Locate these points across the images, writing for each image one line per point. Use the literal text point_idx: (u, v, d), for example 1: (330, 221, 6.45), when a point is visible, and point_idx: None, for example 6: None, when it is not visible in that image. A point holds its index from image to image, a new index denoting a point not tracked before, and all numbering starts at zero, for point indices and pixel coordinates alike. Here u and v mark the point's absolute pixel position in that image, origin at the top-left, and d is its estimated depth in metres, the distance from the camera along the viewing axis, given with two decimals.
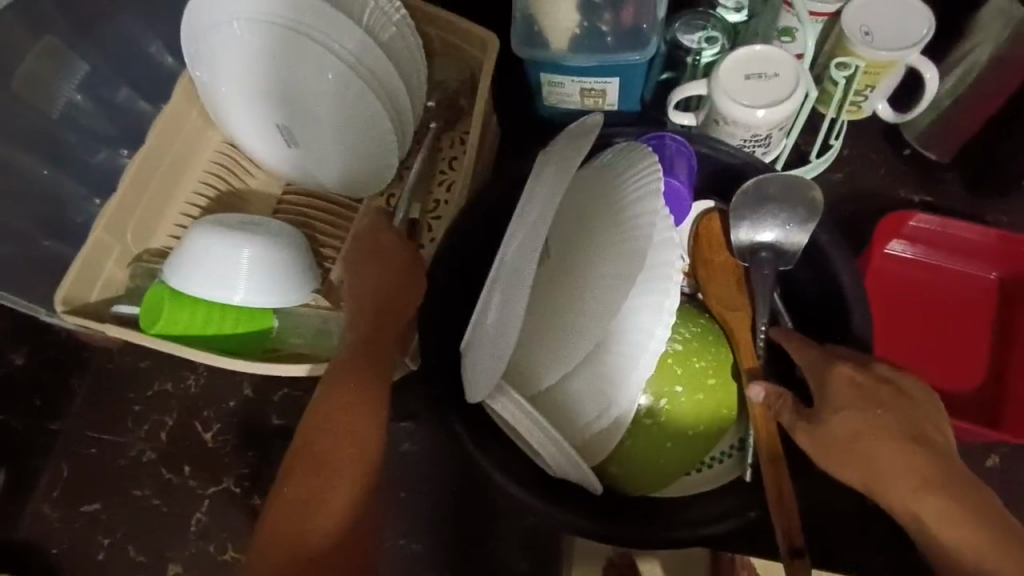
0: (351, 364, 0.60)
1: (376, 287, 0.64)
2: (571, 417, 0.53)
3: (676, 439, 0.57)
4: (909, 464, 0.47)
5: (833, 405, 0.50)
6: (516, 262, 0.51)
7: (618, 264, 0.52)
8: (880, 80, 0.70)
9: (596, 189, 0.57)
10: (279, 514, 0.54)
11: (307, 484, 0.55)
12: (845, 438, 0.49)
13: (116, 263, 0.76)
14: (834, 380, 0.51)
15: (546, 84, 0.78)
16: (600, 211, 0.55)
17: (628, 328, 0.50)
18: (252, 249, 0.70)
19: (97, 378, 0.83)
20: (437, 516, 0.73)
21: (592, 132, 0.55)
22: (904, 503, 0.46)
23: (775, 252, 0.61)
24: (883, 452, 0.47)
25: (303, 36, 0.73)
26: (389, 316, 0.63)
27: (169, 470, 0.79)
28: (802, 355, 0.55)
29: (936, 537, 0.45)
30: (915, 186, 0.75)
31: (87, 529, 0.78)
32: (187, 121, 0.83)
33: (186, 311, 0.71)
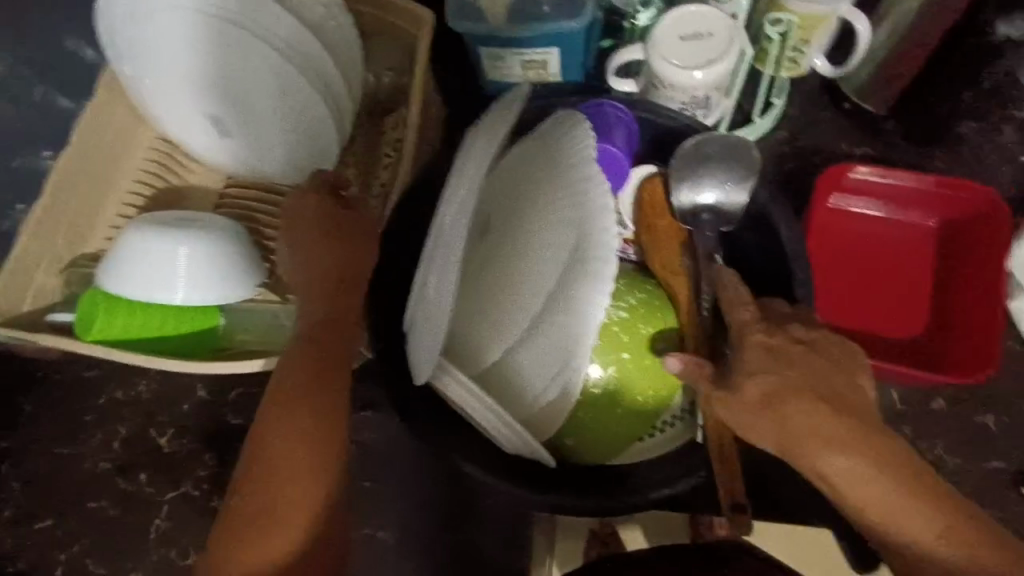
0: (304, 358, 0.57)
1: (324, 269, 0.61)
2: (518, 390, 0.54)
3: (627, 405, 0.58)
4: (820, 427, 0.47)
5: (746, 369, 0.50)
6: (448, 240, 0.51)
7: (554, 234, 0.52)
8: (813, 36, 0.69)
9: (532, 159, 0.56)
10: (246, 514, 0.53)
11: (277, 486, 0.53)
12: (757, 402, 0.49)
13: (46, 272, 0.73)
14: (746, 347, 0.51)
15: (484, 58, 0.76)
16: (535, 181, 0.55)
17: (566, 297, 0.50)
18: (188, 246, 0.68)
19: (42, 391, 0.80)
20: (404, 501, 0.73)
21: (517, 104, 0.55)
22: (812, 462, 0.47)
23: (715, 213, 0.61)
24: (793, 413, 0.48)
25: (228, 23, 0.71)
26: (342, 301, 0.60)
27: (125, 480, 0.77)
28: (736, 314, 0.54)
29: (840, 492, 0.47)
30: (856, 140, 0.76)
31: (43, 545, 0.76)
32: (114, 117, 0.79)
33: (123, 315, 0.69)
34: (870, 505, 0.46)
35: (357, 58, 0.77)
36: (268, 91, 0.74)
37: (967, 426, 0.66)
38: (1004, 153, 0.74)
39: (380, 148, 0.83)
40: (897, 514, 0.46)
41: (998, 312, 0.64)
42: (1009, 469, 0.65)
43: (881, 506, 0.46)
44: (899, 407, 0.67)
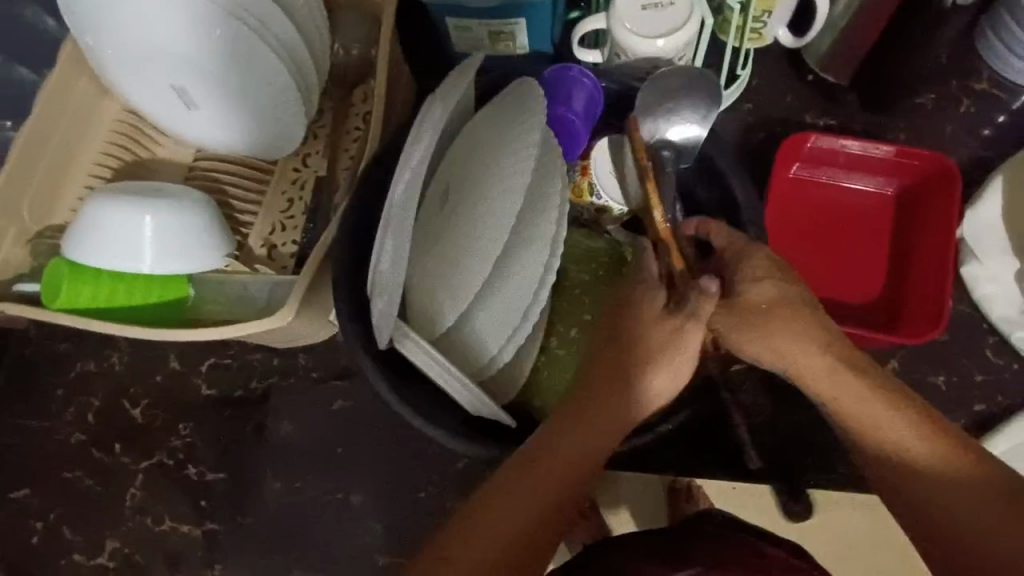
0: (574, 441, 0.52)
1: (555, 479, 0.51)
2: (472, 355, 0.57)
3: None
4: (806, 330, 0.52)
5: (750, 277, 0.53)
6: (402, 210, 0.54)
7: (495, 201, 0.53)
8: (776, 4, 0.70)
9: (483, 128, 0.58)
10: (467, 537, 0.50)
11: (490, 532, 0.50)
12: (755, 305, 0.52)
13: (12, 242, 0.73)
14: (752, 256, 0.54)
15: (453, 29, 0.77)
16: (484, 150, 0.56)
17: (517, 257, 0.55)
18: (154, 214, 0.68)
19: (15, 365, 0.81)
20: (374, 466, 0.74)
21: (467, 75, 0.57)
22: (796, 358, 0.52)
23: (674, 151, 0.64)
24: (789, 316, 0.52)
25: None
26: (546, 529, 0.50)
27: (99, 450, 0.78)
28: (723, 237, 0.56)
29: (819, 379, 0.52)
30: (819, 110, 0.77)
31: (19, 515, 0.77)
32: (78, 88, 0.78)
33: (89, 284, 0.69)
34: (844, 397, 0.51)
35: (322, 27, 0.77)
36: (229, 68, 0.71)
37: (917, 386, 0.69)
38: (962, 123, 0.76)
39: (350, 121, 0.83)
40: (865, 405, 0.50)
41: (948, 277, 0.65)
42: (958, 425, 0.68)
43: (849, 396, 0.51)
44: None
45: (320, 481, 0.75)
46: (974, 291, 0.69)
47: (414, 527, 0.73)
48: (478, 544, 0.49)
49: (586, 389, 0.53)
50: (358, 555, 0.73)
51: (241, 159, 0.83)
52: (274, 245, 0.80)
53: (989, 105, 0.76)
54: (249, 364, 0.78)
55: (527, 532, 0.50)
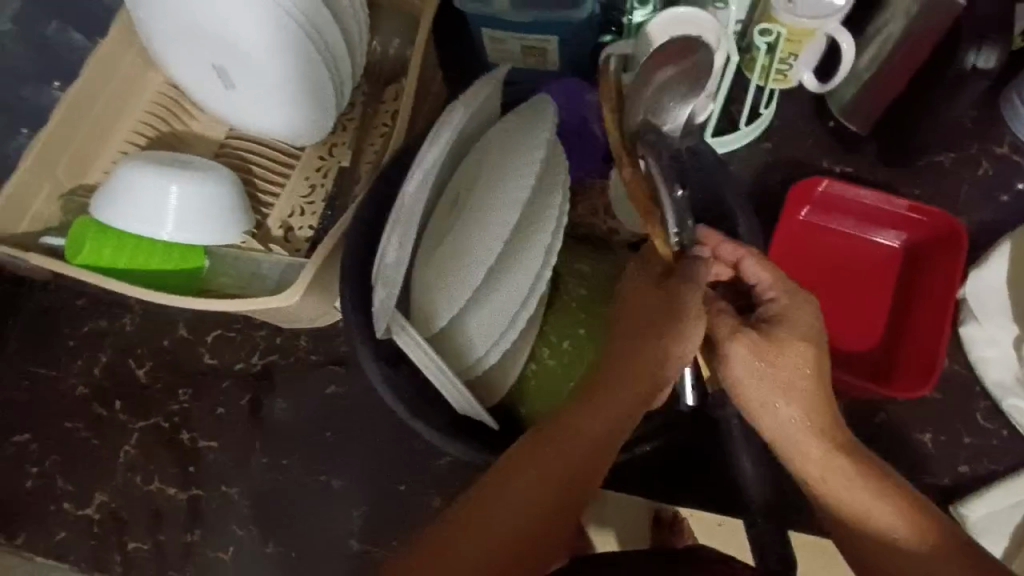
0: (572, 438, 0.53)
1: (541, 489, 0.52)
2: (461, 354, 0.58)
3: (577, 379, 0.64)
4: (803, 397, 0.52)
5: (788, 330, 0.52)
6: (411, 208, 0.57)
7: (496, 208, 0.55)
8: (802, 49, 0.71)
9: (499, 137, 0.60)
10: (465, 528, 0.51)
11: (491, 523, 0.51)
12: (788, 362, 0.51)
13: (46, 197, 0.76)
14: (795, 307, 0.53)
15: (487, 40, 0.80)
16: (495, 160, 0.59)
17: (514, 267, 0.57)
18: (180, 184, 0.71)
19: (33, 314, 0.84)
20: (360, 453, 0.76)
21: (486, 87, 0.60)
22: (793, 428, 0.52)
23: (659, 137, 0.55)
24: (808, 381, 0.52)
25: None
26: (541, 527, 0.52)
27: (101, 405, 0.81)
28: (765, 274, 0.54)
29: (806, 454, 0.52)
30: (836, 157, 0.78)
31: (17, 458, 0.79)
32: (125, 58, 0.82)
33: (111, 244, 0.72)
34: (828, 476, 0.52)
35: (363, 24, 0.80)
36: (267, 55, 0.74)
37: (904, 440, 0.69)
38: (978, 185, 0.77)
39: (378, 118, 0.85)
40: (843, 484, 0.51)
41: (946, 332, 0.67)
42: (940, 484, 0.68)
43: (827, 476, 0.52)
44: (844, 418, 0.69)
45: (307, 461, 0.76)
46: (970, 352, 0.69)
47: (391, 517, 0.74)
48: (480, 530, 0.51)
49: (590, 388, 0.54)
50: (335, 537, 0.74)
51: (271, 142, 0.86)
52: (291, 228, 0.83)
53: (1010, 171, 0.76)
54: (254, 339, 0.81)
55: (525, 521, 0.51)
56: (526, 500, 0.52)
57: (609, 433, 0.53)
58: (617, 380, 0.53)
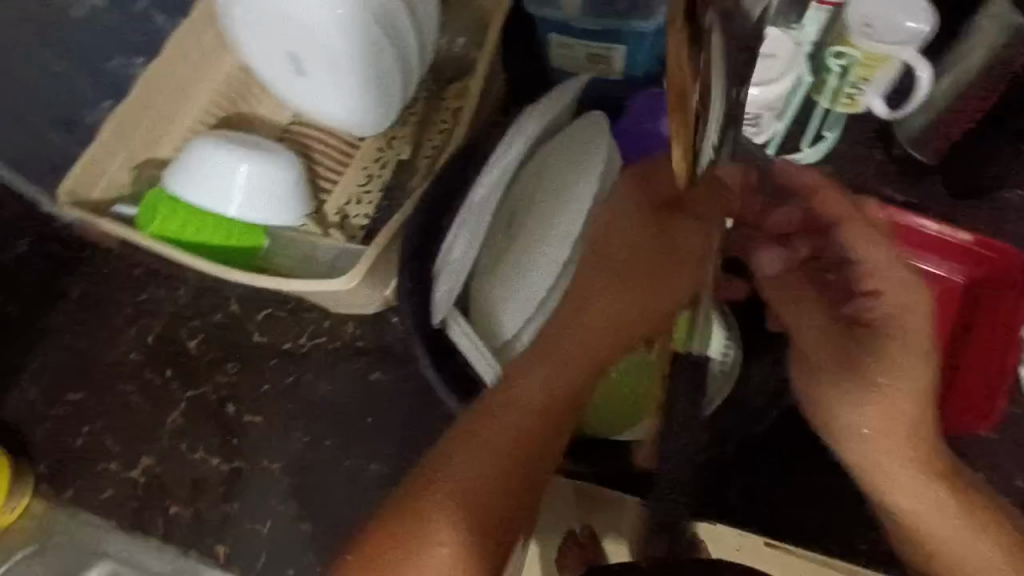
0: (551, 377, 0.50)
1: (517, 439, 0.49)
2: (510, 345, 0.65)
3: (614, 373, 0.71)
4: (891, 424, 0.52)
5: (887, 343, 0.53)
6: (479, 210, 0.62)
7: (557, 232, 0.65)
8: (875, 74, 0.70)
9: (555, 159, 0.67)
10: (428, 496, 0.47)
11: (458, 484, 0.47)
12: (884, 378, 0.52)
13: (119, 165, 0.79)
14: (901, 316, 0.53)
15: (554, 46, 0.81)
16: (554, 174, 0.67)
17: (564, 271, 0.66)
18: (248, 165, 0.73)
19: (91, 279, 0.86)
20: (401, 439, 0.78)
21: (556, 99, 0.65)
22: (879, 450, 0.53)
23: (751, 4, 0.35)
24: (907, 403, 0.52)
25: None
26: (520, 488, 0.48)
27: (152, 372, 0.83)
28: (868, 261, 0.54)
29: (891, 476, 0.53)
30: (897, 186, 0.78)
31: (69, 417, 0.82)
32: (202, 39, 0.84)
33: (179, 217, 0.74)
34: (911, 500, 0.53)
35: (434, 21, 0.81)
36: (340, 45, 0.76)
37: None
38: None
39: (438, 114, 0.87)
40: (929, 507, 0.52)
41: (1008, 369, 0.70)
42: None
43: (914, 500, 0.52)
44: None
45: (347, 443, 0.78)
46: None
47: None
48: (450, 492, 0.47)
49: (565, 318, 0.52)
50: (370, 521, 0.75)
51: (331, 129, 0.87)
52: (347, 215, 0.85)
53: None
54: (303, 321, 0.82)
55: (495, 484, 0.48)
56: (493, 463, 0.48)
57: (590, 370, 0.51)
58: (602, 317, 0.51)
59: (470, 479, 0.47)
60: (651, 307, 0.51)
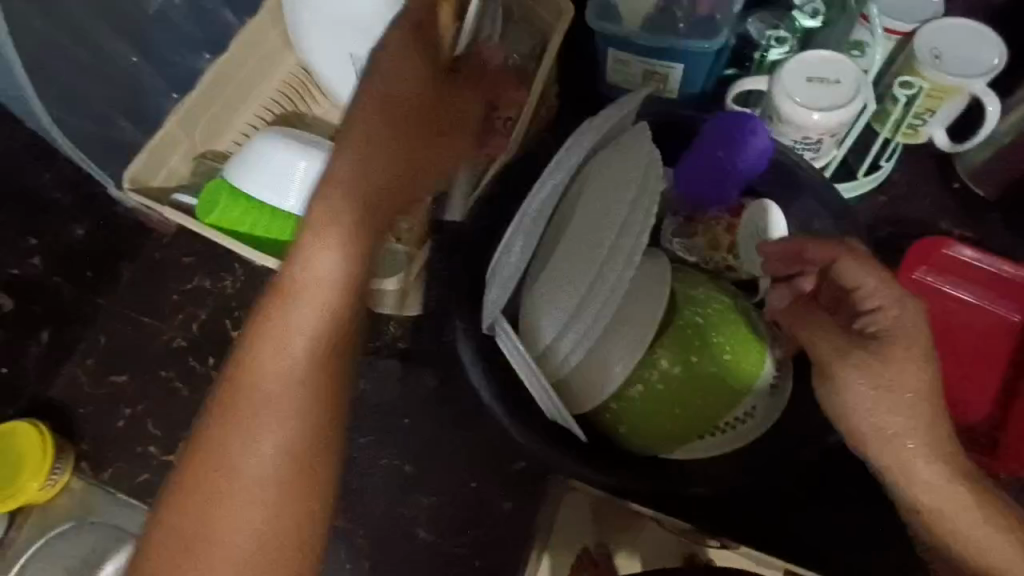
0: (322, 275, 0.48)
1: (297, 362, 0.49)
2: (551, 359, 0.57)
3: (685, 406, 0.59)
4: (937, 438, 0.50)
5: (891, 345, 0.51)
6: (530, 217, 0.57)
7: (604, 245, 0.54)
8: (940, 106, 0.70)
9: (614, 162, 0.57)
10: (196, 491, 0.47)
11: (204, 462, 0.48)
12: (906, 388, 0.51)
13: (181, 156, 0.80)
14: (905, 324, 0.52)
15: (611, 61, 0.80)
16: (607, 175, 0.57)
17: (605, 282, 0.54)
18: (308, 161, 0.74)
19: (143, 266, 0.88)
20: (435, 445, 0.77)
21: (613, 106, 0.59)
22: (911, 462, 0.50)
23: None
24: (926, 404, 0.50)
25: None
26: (286, 446, 0.48)
27: (195, 359, 0.84)
28: (869, 281, 0.53)
29: (926, 487, 0.50)
30: (958, 220, 0.76)
31: (112, 398, 0.83)
32: (268, 38, 0.86)
33: (238, 208, 0.75)
34: (948, 513, 0.50)
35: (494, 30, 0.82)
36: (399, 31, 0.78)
37: None
38: None
39: None
40: (966, 517, 0.49)
41: None
42: None
43: (953, 515, 0.49)
44: None
45: (381, 444, 0.77)
46: None
47: (456, 511, 0.75)
48: (208, 493, 0.47)
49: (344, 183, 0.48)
50: (401, 523, 0.75)
51: None
52: None
53: None
54: None
55: (257, 454, 0.48)
56: (268, 433, 0.48)
57: (344, 253, 0.48)
58: (344, 192, 0.48)
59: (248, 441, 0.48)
60: (367, 178, 0.48)
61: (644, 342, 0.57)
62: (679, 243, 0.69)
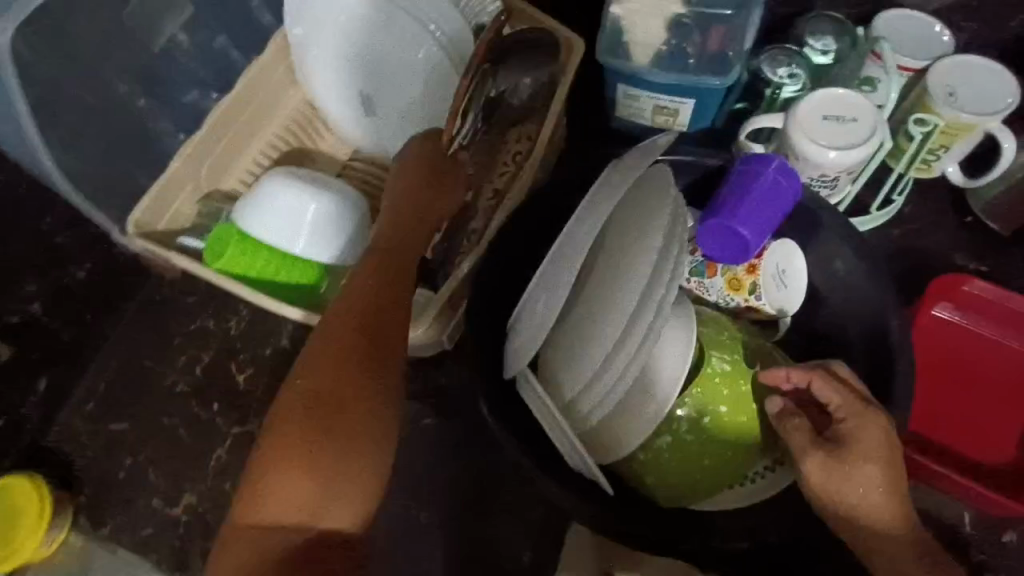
0: (386, 255, 0.61)
1: (361, 327, 0.56)
2: (575, 410, 0.55)
3: (714, 457, 0.58)
4: (893, 530, 0.50)
5: (856, 449, 0.51)
6: (558, 269, 0.54)
7: (630, 299, 0.52)
8: (954, 143, 0.70)
9: (641, 209, 0.55)
10: (284, 447, 0.51)
11: (296, 428, 0.51)
12: (863, 486, 0.50)
13: (186, 198, 0.79)
14: (865, 429, 0.51)
15: (621, 96, 0.79)
16: (634, 218, 0.55)
17: (628, 330, 0.52)
18: (318, 204, 0.73)
19: (143, 307, 0.86)
20: (451, 493, 0.74)
21: (648, 151, 0.56)
22: (869, 551, 0.51)
23: None
24: (885, 502, 0.50)
25: (399, 9, 0.78)
26: (356, 401, 0.53)
27: (198, 405, 0.82)
28: (834, 394, 0.53)
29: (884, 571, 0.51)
30: (973, 254, 0.76)
31: (112, 447, 0.80)
32: (274, 75, 0.84)
33: (247, 253, 0.73)
34: None
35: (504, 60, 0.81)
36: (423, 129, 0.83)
37: None
38: None
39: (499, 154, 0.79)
40: None
41: None
42: None
43: None
44: (971, 530, 0.67)
45: (392, 492, 0.75)
46: None
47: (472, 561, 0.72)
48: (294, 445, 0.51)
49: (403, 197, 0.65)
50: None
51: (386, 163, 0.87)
52: None
53: None
54: None
55: (340, 407, 0.53)
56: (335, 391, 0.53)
57: (405, 246, 0.63)
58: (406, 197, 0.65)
59: (317, 409, 0.52)
60: (425, 183, 0.66)
61: (672, 390, 0.56)
62: (697, 282, 0.68)
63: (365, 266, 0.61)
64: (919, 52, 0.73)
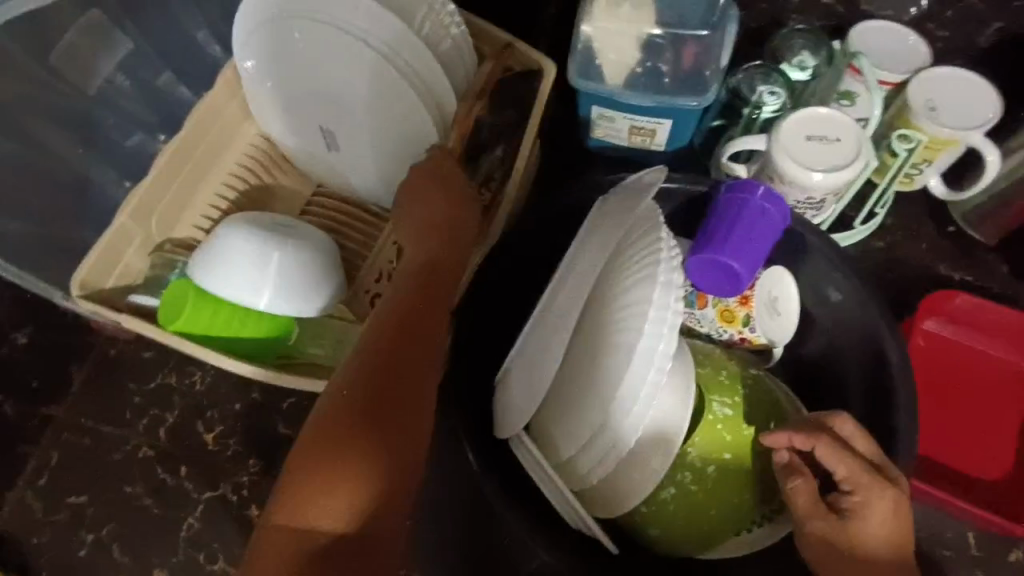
0: (415, 271, 0.59)
1: (394, 342, 0.53)
2: (575, 466, 0.52)
3: (721, 507, 0.55)
4: None
5: (862, 520, 0.50)
6: (557, 317, 0.51)
7: (628, 354, 0.49)
8: (938, 156, 0.69)
9: (633, 256, 0.52)
10: (308, 448, 0.47)
11: (319, 439, 0.48)
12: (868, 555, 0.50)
13: (136, 251, 0.73)
14: (874, 501, 0.50)
15: (596, 117, 0.75)
16: (629, 258, 0.52)
17: (628, 384, 0.48)
18: (281, 253, 0.68)
19: (96, 367, 0.79)
20: (446, 551, 0.70)
21: (642, 191, 0.55)
22: None
23: None
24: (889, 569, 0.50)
25: (331, 26, 0.70)
26: (388, 408, 0.50)
27: (164, 470, 0.76)
28: (842, 465, 0.50)
29: None
30: (957, 264, 0.75)
31: (71, 523, 0.74)
32: (225, 111, 0.78)
33: (207, 312, 0.68)
34: None
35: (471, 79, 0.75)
36: (385, 157, 0.78)
37: None
38: None
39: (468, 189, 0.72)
40: None
41: None
42: None
43: None
44: (973, 549, 0.66)
45: None
46: None
47: None
48: (319, 448, 0.47)
49: (416, 204, 0.62)
50: None
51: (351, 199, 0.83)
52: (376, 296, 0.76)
53: None
54: None
55: (366, 418, 0.49)
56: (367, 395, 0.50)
57: (438, 263, 0.60)
58: (424, 213, 0.61)
59: (346, 414, 0.49)
60: (445, 189, 0.63)
61: (675, 440, 0.53)
62: (689, 315, 0.65)
63: (398, 285, 0.58)
64: (895, 65, 0.71)
